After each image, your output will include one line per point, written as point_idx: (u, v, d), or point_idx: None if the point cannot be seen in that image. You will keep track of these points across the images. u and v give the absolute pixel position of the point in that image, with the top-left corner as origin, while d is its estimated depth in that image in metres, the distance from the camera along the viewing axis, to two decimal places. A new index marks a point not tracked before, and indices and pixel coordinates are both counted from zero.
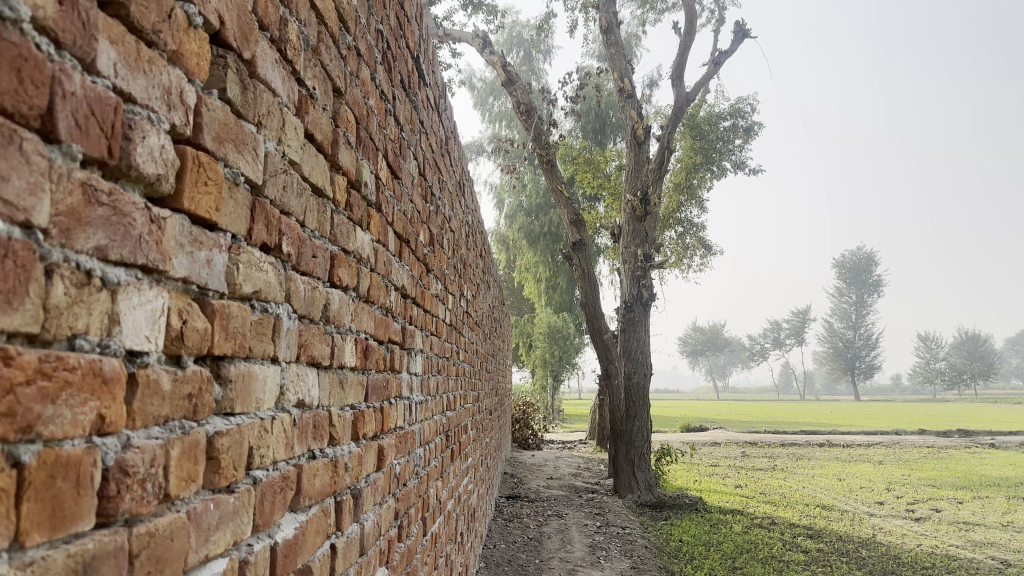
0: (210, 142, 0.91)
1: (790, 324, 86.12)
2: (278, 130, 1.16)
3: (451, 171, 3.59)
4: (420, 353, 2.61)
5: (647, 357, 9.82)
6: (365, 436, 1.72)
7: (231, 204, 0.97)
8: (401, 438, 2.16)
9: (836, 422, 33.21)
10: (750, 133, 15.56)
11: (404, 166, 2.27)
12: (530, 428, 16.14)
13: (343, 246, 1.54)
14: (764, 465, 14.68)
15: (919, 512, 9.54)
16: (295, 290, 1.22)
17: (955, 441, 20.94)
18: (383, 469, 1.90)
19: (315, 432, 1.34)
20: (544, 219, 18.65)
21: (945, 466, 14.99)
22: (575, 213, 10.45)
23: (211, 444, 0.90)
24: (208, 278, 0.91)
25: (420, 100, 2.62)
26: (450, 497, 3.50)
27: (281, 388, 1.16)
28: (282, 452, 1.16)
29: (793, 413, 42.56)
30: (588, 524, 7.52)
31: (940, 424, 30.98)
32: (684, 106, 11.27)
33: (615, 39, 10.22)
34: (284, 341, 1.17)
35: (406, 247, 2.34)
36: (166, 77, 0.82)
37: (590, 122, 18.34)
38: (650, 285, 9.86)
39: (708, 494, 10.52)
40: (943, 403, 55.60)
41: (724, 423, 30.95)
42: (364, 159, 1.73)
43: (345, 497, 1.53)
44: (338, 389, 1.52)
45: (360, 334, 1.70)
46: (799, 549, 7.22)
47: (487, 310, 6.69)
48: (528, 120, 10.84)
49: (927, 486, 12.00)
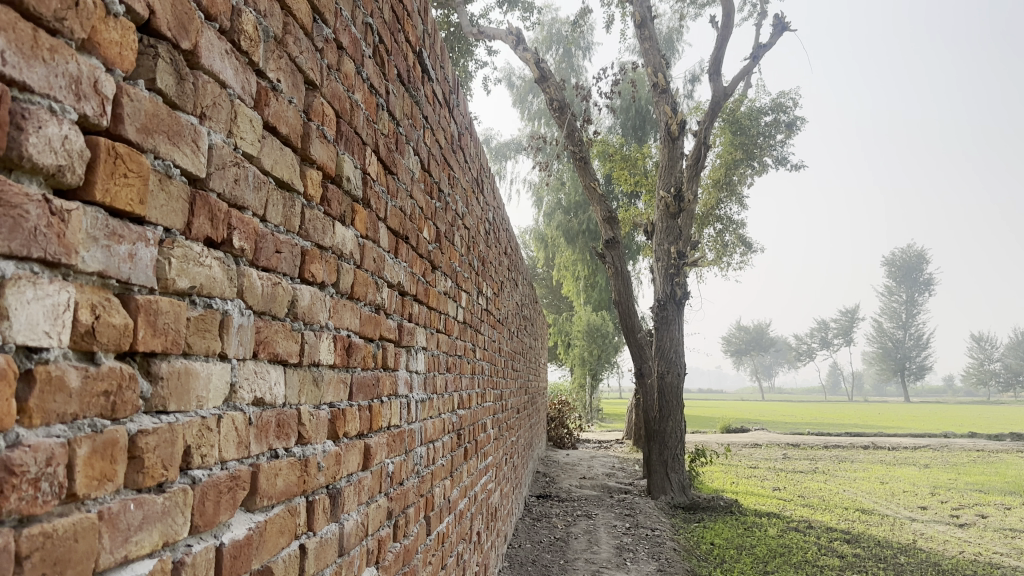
0: (134, 133, 0.89)
1: (838, 323, 84.35)
2: (228, 122, 1.13)
3: (465, 168, 3.57)
4: (423, 350, 2.59)
5: (681, 357, 9.69)
6: (346, 435, 1.69)
7: (162, 197, 0.95)
8: (395, 437, 2.13)
9: (883, 424, 32.53)
10: (792, 127, 15.26)
11: (401, 161, 2.25)
12: (565, 427, 16.05)
13: (317, 241, 1.51)
14: (804, 467, 14.37)
15: (964, 518, 9.24)
16: (249, 285, 1.19)
17: (1007, 445, 20.24)
18: (370, 468, 1.87)
19: (279, 430, 1.32)
20: (582, 217, 18.59)
21: (995, 470, 14.50)
22: (608, 211, 10.35)
23: (134, 442, 0.88)
24: (131, 272, 0.89)
25: (423, 96, 2.59)
26: (462, 497, 3.46)
27: (231, 385, 1.14)
28: (233, 451, 1.14)
29: (839, 415, 41.72)
30: (617, 524, 7.43)
31: (993, 427, 30.03)
32: (721, 100, 11.07)
33: (649, 34, 10.09)
34: (234, 338, 1.14)
35: (405, 243, 2.32)
36: (73, 66, 0.79)
37: (628, 119, 18.21)
38: (684, 283, 9.71)
39: (743, 496, 10.33)
40: (998, 406, 53.90)
41: (768, 424, 30.44)
42: (346, 153, 1.70)
43: (318, 497, 1.50)
44: (311, 387, 1.49)
45: (341, 331, 1.67)
46: (835, 554, 7.03)
47: (514, 308, 6.65)
48: (562, 117, 10.75)
49: (974, 491, 11.62)
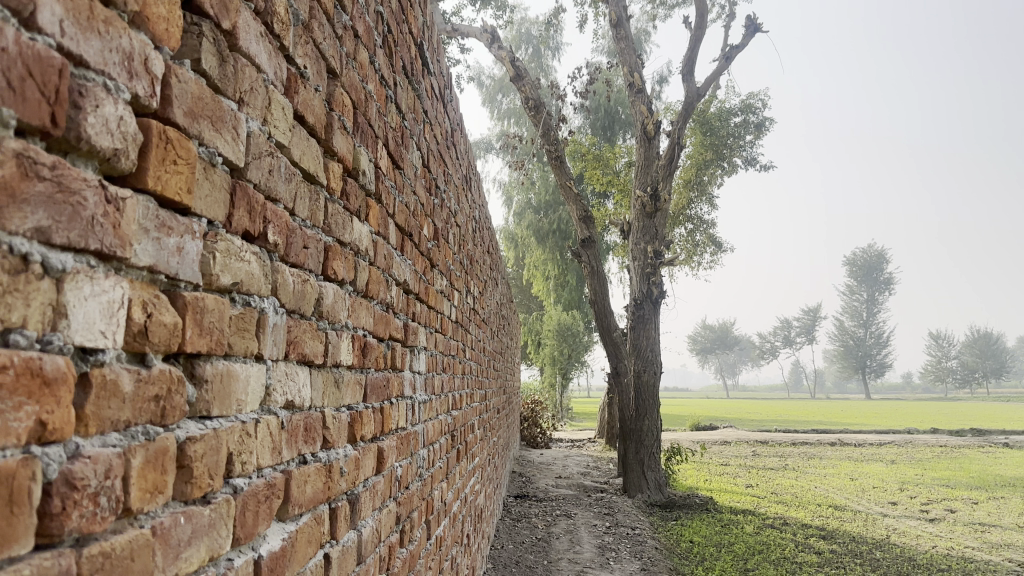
0: (181, 117, 0.83)
1: (801, 323, 85.62)
2: (263, 109, 1.07)
3: (456, 165, 3.51)
4: (424, 350, 2.52)
5: (657, 355, 9.72)
6: (363, 438, 1.63)
7: (206, 186, 0.89)
8: (402, 440, 2.07)
9: (847, 421, 33.11)
10: (761, 128, 15.43)
11: (406, 156, 2.19)
12: (538, 427, 16.03)
13: (338, 237, 1.45)
14: (774, 464, 14.54)
15: (933, 513, 9.40)
16: (282, 282, 1.13)
17: (967, 440, 20.71)
18: (383, 473, 1.81)
19: (307, 435, 1.26)
20: (553, 217, 18.59)
21: (958, 465, 14.82)
22: (584, 210, 10.32)
23: (182, 451, 0.82)
24: (179, 267, 0.83)
25: (424, 90, 2.52)
26: (456, 499, 3.40)
27: (267, 388, 1.08)
28: (268, 458, 1.08)
29: (804, 412, 42.34)
30: (597, 524, 7.42)
31: (952, 423, 30.73)
32: (695, 100, 11.15)
33: (625, 33, 10.09)
34: (269, 338, 1.08)
35: (408, 241, 2.25)
36: (126, 41, 0.72)
37: (599, 119, 18.28)
38: (660, 283, 9.73)
39: (718, 493, 10.41)
40: (956, 402, 55.18)
41: (734, 422, 30.74)
42: (362, 146, 1.63)
43: (340, 503, 1.44)
44: (332, 389, 1.43)
45: (357, 330, 1.61)
46: (812, 551, 7.10)
47: (495, 308, 6.58)
48: (537, 116, 10.71)
49: (941, 486, 11.84)
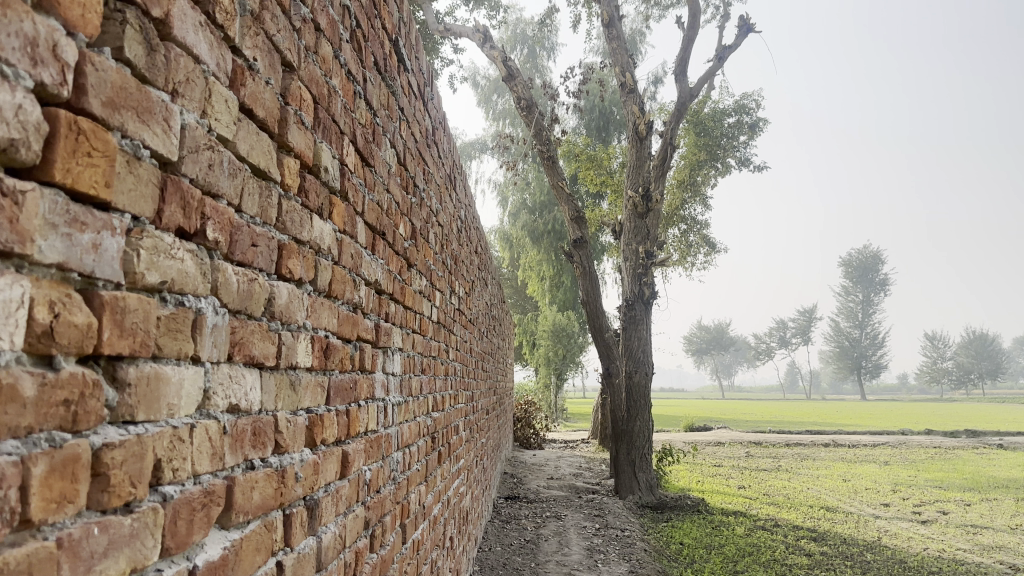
0: (99, 107, 0.79)
1: (796, 323, 85.78)
2: (201, 101, 1.03)
3: (438, 163, 3.46)
4: (399, 351, 2.48)
5: (649, 356, 9.68)
6: (324, 442, 1.59)
7: (129, 181, 0.85)
8: (372, 443, 2.03)
9: (842, 422, 33.15)
10: (755, 129, 15.41)
11: (378, 154, 2.14)
12: (532, 428, 16.01)
13: (295, 235, 1.41)
14: (767, 465, 14.52)
15: (925, 515, 9.39)
16: (223, 281, 1.09)
17: (961, 441, 20.73)
18: (348, 477, 1.77)
19: (255, 439, 1.22)
20: (547, 217, 18.57)
21: (952, 466, 14.82)
22: (576, 210, 10.27)
23: (98, 458, 0.78)
24: (95, 265, 0.79)
25: (399, 87, 2.48)
26: (436, 502, 3.36)
27: (205, 391, 1.04)
28: (206, 464, 1.04)
29: (799, 413, 42.35)
30: (587, 525, 7.38)
31: (946, 424, 30.76)
32: (687, 100, 11.11)
33: (617, 33, 10.05)
34: (208, 340, 1.04)
35: (381, 240, 2.21)
36: (29, 25, 0.68)
37: (593, 119, 18.25)
38: (652, 283, 9.70)
39: (709, 494, 10.39)
40: (950, 403, 55.25)
41: (729, 422, 30.74)
42: (323, 142, 1.59)
43: (295, 509, 1.40)
44: (288, 392, 1.39)
45: (318, 332, 1.57)
46: (802, 553, 7.07)
47: (484, 308, 6.54)
48: (529, 116, 10.67)
49: (934, 487, 11.83)
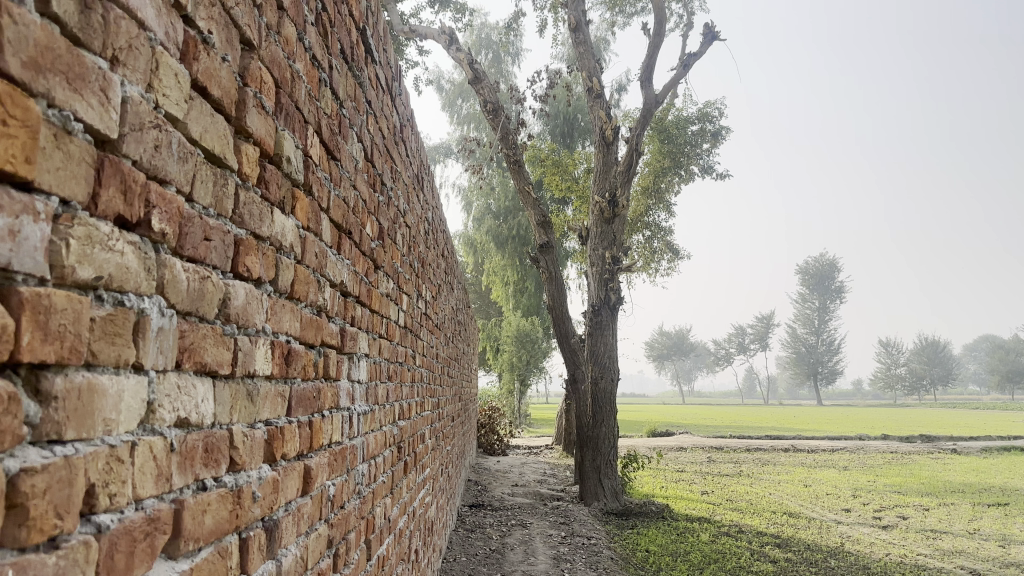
0: (21, 67, 0.66)
1: (755, 329, 86.99)
2: (147, 73, 0.90)
3: (406, 162, 3.34)
4: (365, 357, 2.35)
5: (615, 362, 9.63)
6: (285, 457, 1.46)
7: (57, 158, 0.72)
8: (337, 456, 1.89)
9: (800, 426, 33.75)
10: (717, 137, 15.54)
11: (345, 147, 2.01)
12: (495, 434, 15.88)
13: (253, 230, 1.28)
14: (729, 470, 14.60)
15: (886, 520, 9.48)
16: (172, 279, 0.96)
17: (917, 446, 21.12)
18: (311, 494, 1.64)
19: (206, 457, 1.09)
20: (511, 223, 18.53)
21: (909, 471, 15.07)
22: (542, 215, 10.19)
23: (13, 487, 0.65)
24: (11, 256, 0.66)
25: (367, 79, 2.36)
26: (402, 514, 3.23)
27: (149, 404, 0.91)
28: (150, 487, 0.91)
29: (759, 418, 42.87)
30: (552, 533, 7.29)
31: (899, 429, 31.46)
32: (653, 107, 11.12)
33: (584, 37, 9.99)
34: (153, 346, 0.91)
35: (347, 240, 2.08)
36: None
37: (558, 125, 18.27)
38: (618, 289, 9.65)
39: (674, 500, 10.38)
40: (905, 408, 56.44)
41: (691, 427, 31.02)
42: (285, 130, 1.46)
43: (252, 532, 1.27)
44: (245, 402, 1.26)
45: (279, 337, 1.44)
46: (767, 559, 7.06)
47: (450, 313, 6.41)
48: (495, 119, 10.59)
49: (893, 492, 12.00)
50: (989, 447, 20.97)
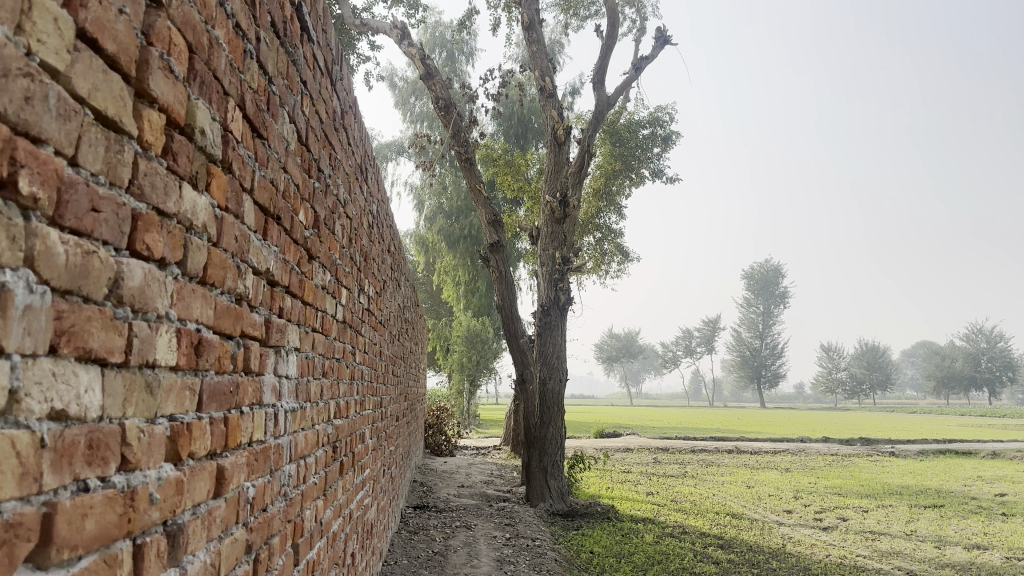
0: None
1: (702, 332, 88.24)
2: (16, 13, 0.79)
3: (347, 150, 3.22)
4: (295, 351, 2.23)
5: (563, 363, 9.61)
6: (192, 456, 1.33)
7: None
8: (258, 455, 1.77)
9: (745, 429, 34.42)
10: (668, 142, 15.66)
11: (273, 126, 1.89)
12: (443, 434, 15.71)
13: (156, 204, 1.16)
14: (674, 471, 14.72)
15: (826, 521, 9.64)
16: (45, 250, 0.85)
17: (857, 449, 21.65)
18: (224, 496, 1.52)
19: (91, 454, 0.97)
20: (463, 222, 18.42)
21: (848, 473, 15.41)
22: (493, 214, 10.10)
23: None
24: None
25: (301, 57, 2.24)
26: (337, 517, 3.10)
27: (11, 392, 0.80)
28: (11, 489, 0.79)
29: (705, 419, 43.46)
30: (497, 535, 7.20)
31: (841, 432, 32.26)
32: (605, 109, 11.11)
33: (537, 36, 9.92)
34: (19, 325, 0.80)
35: (275, 225, 1.96)
36: None
37: (511, 126, 18.23)
38: (568, 289, 9.61)
39: (620, 501, 10.41)
40: (846, 411, 57.89)
41: (639, 429, 31.27)
42: (199, 99, 1.35)
43: (149, 537, 1.15)
44: (143, 395, 1.14)
45: (188, 325, 1.32)
46: (710, 560, 7.09)
47: (396, 309, 6.29)
48: (447, 116, 10.46)
49: (833, 494, 12.23)
50: (925, 451, 21.57)
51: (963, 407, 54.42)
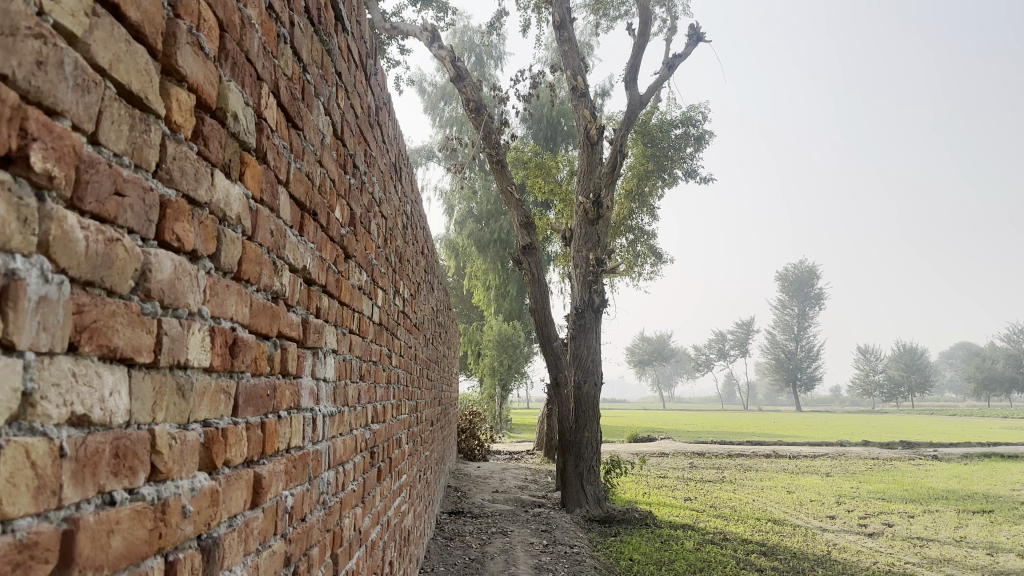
0: None
1: (734, 335, 87.30)
2: None
3: (382, 149, 3.15)
4: (332, 352, 2.14)
5: (598, 366, 9.44)
6: (227, 464, 1.24)
7: None
8: (295, 461, 1.67)
9: (779, 432, 34.01)
10: (701, 141, 15.43)
11: (308, 117, 1.81)
12: (476, 439, 15.65)
13: (187, 191, 1.08)
14: (711, 476, 14.47)
15: (872, 527, 9.37)
16: (61, 235, 0.76)
17: (898, 452, 21.18)
18: (262, 507, 1.42)
19: (117, 463, 0.88)
20: (494, 226, 18.34)
21: (891, 478, 15.02)
22: (525, 216, 9.97)
23: None
24: None
25: (336, 48, 2.16)
26: (375, 524, 3.01)
27: (26, 395, 0.71)
28: (26, 502, 0.70)
29: (740, 424, 42.79)
30: (534, 542, 7.07)
31: (878, 434, 31.78)
32: (637, 108, 10.94)
33: (569, 36, 9.78)
34: (32, 320, 0.71)
35: (312, 220, 1.87)
36: None
37: (541, 129, 18.13)
38: (602, 291, 9.45)
39: (657, 507, 10.22)
40: (885, 414, 56.85)
41: (672, 432, 30.98)
42: (231, 80, 1.26)
43: (183, 554, 1.06)
44: (174, 397, 1.05)
45: (222, 324, 1.23)
46: (754, 568, 6.89)
47: (429, 313, 6.21)
48: (478, 118, 10.36)
49: (877, 499, 11.91)
50: (969, 454, 21.00)
51: (1006, 409, 53.14)
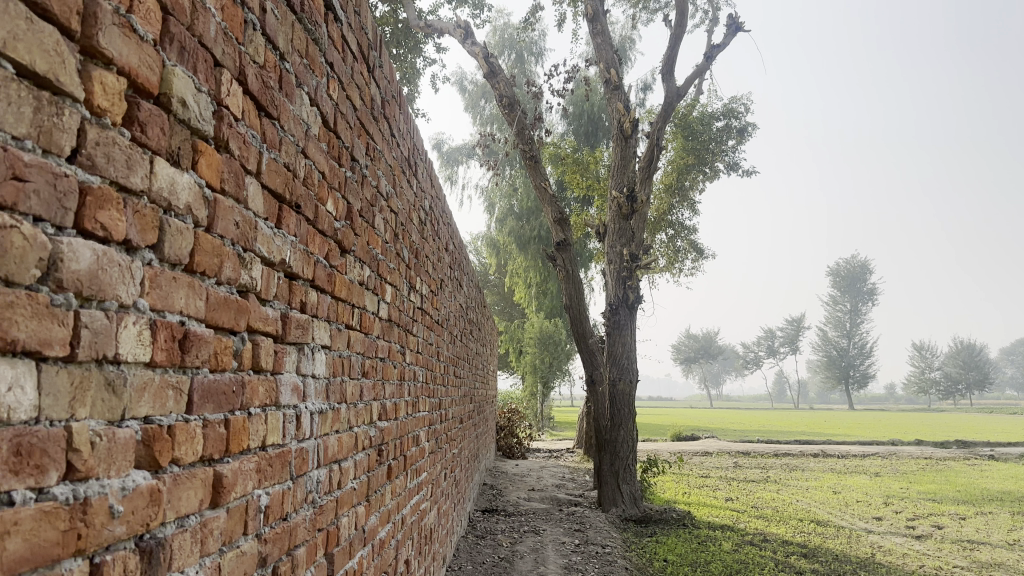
0: None
1: (783, 331, 85.67)
2: None
3: (391, 142, 3.11)
4: (324, 348, 2.09)
5: (633, 363, 9.29)
6: (174, 463, 1.19)
7: None
8: (270, 459, 1.62)
9: (830, 431, 33.18)
10: (743, 133, 15.12)
11: (287, 106, 1.76)
12: (515, 437, 15.61)
13: (116, 179, 1.03)
14: (755, 476, 14.16)
15: (920, 530, 9.04)
16: None
17: (953, 451, 20.52)
18: (223, 508, 1.38)
19: (19, 457, 0.84)
20: (534, 223, 18.28)
21: (944, 478, 14.53)
22: (559, 212, 9.86)
23: None
24: None
25: (326, 37, 2.11)
26: (384, 522, 2.97)
27: None
28: None
29: (789, 423, 41.87)
30: (565, 541, 6.99)
31: (934, 433, 30.78)
32: (675, 101, 10.74)
33: (602, 28, 9.66)
34: None
35: (294, 211, 1.83)
36: None
37: (581, 125, 17.99)
38: (636, 288, 9.31)
39: (697, 507, 10.04)
40: (941, 412, 55.16)
41: (718, 431, 30.53)
42: (177, 63, 1.21)
43: (112, 555, 1.01)
44: (100, 395, 1.00)
45: (166, 317, 1.18)
46: (793, 570, 6.69)
47: (458, 310, 6.18)
48: (512, 114, 10.27)
49: (927, 500, 11.51)
50: None
51: None
